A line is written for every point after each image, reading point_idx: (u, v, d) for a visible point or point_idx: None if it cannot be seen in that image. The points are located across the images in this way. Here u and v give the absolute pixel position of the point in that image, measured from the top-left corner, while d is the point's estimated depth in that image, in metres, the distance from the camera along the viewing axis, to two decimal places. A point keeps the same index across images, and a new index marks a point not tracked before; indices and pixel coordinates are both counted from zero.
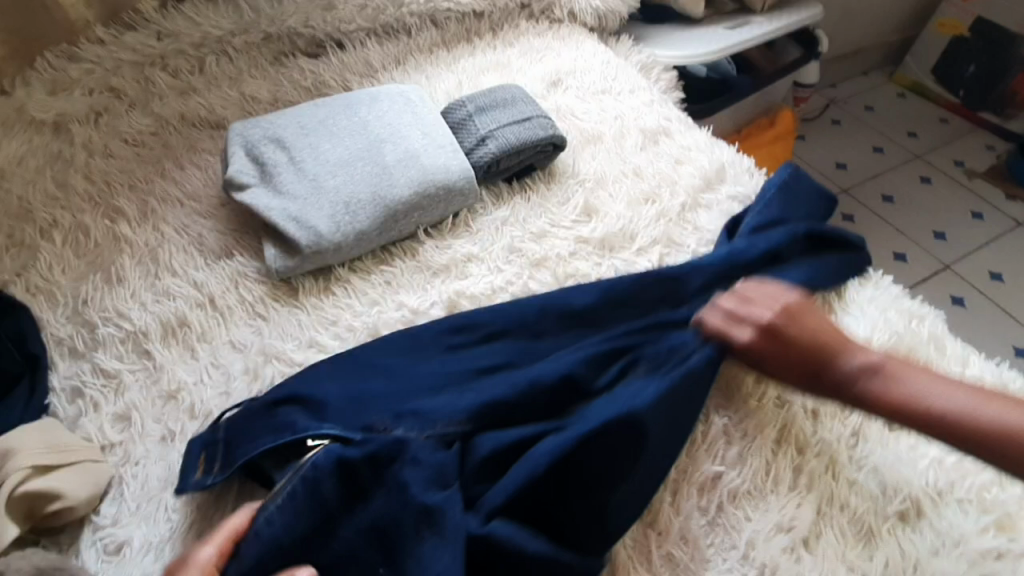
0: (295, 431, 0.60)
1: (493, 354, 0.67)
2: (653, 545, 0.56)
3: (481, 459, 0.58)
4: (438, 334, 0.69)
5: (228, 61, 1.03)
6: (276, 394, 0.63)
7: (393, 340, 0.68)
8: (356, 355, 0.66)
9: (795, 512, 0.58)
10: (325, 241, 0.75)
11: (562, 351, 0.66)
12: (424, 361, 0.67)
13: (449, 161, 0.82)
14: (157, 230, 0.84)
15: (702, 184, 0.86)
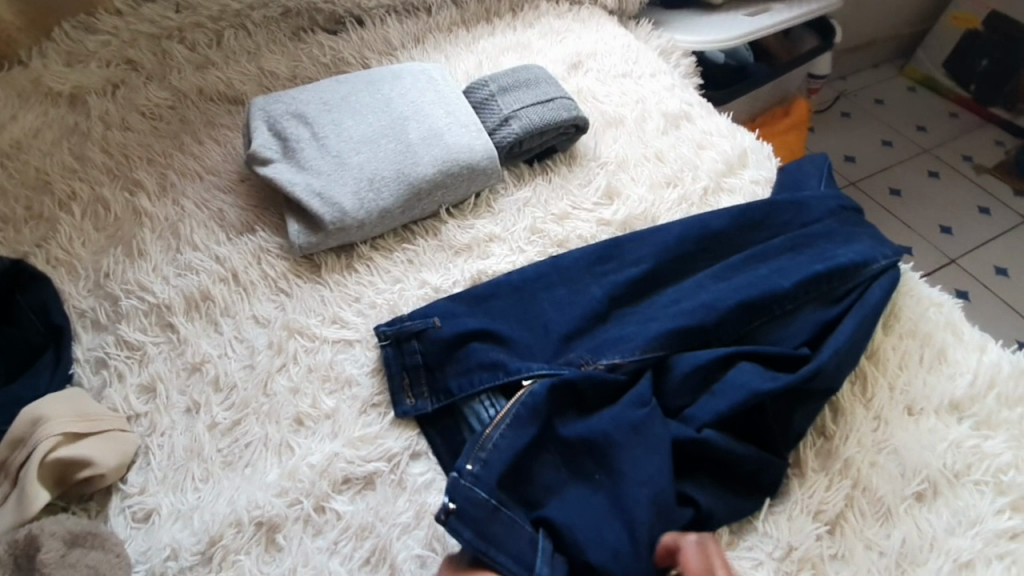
0: (451, 394, 0.66)
1: (598, 299, 0.70)
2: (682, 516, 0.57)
3: (682, 377, 0.63)
4: (546, 277, 0.72)
5: (246, 36, 1.02)
6: (409, 354, 0.68)
7: (495, 294, 0.71)
8: (460, 309, 0.70)
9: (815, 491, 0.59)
10: (349, 218, 0.75)
11: (695, 285, 0.70)
12: (537, 311, 0.70)
13: (473, 141, 0.81)
14: (177, 204, 0.84)
15: (724, 169, 0.86)
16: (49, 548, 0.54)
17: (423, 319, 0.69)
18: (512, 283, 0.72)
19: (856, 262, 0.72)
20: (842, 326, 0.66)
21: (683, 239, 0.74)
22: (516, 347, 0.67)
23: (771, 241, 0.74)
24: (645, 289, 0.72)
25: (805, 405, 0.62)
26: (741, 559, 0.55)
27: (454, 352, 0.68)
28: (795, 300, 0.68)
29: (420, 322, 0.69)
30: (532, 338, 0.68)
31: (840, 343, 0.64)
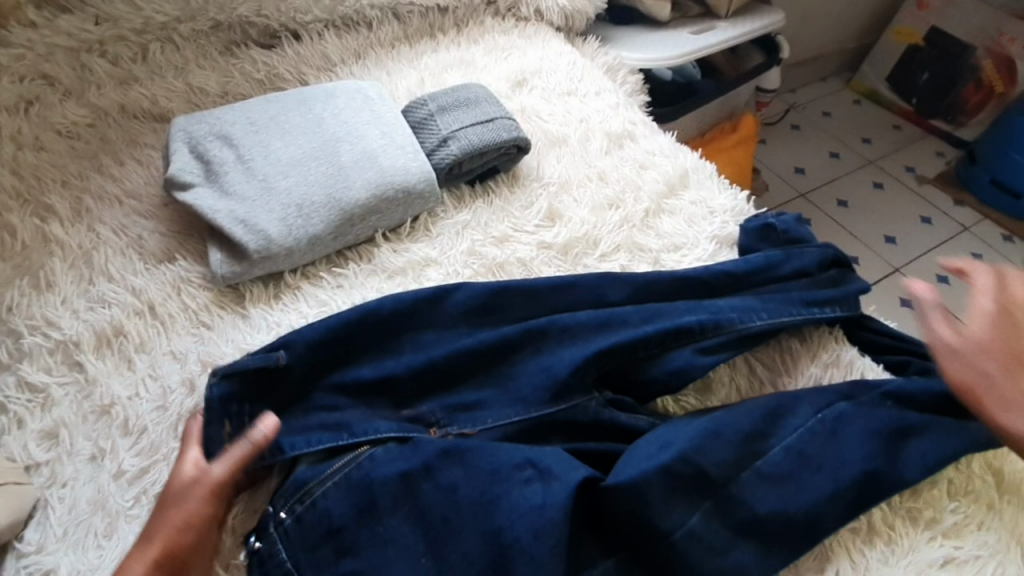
0: (281, 454, 0.57)
1: (477, 343, 0.65)
2: None
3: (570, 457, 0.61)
4: (432, 301, 0.68)
5: (174, 49, 0.97)
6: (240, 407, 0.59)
7: (346, 337, 0.64)
8: (309, 351, 0.62)
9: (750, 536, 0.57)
10: (275, 246, 0.71)
11: (564, 332, 0.67)
12: (410, 342, 0.66)
13: (409, 163, 0.78)
14: (92, 231, 0.78)
15: (665, 190, 0.85)
16: None
17: (264, 356, 0.61)
18: (378, 315, 0.66)
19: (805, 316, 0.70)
20: (749, 406, 0.61)
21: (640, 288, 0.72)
22: (369, 406, 0.62)
23: (662, 282, 0.73)
24: (554, 337, 0.67)
25: (704, 513, 0.54)
26: None
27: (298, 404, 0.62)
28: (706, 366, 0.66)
29: (262, 358, 0.60)
30: (372, 381, 0.63)
31: (744, 433, 0.58)
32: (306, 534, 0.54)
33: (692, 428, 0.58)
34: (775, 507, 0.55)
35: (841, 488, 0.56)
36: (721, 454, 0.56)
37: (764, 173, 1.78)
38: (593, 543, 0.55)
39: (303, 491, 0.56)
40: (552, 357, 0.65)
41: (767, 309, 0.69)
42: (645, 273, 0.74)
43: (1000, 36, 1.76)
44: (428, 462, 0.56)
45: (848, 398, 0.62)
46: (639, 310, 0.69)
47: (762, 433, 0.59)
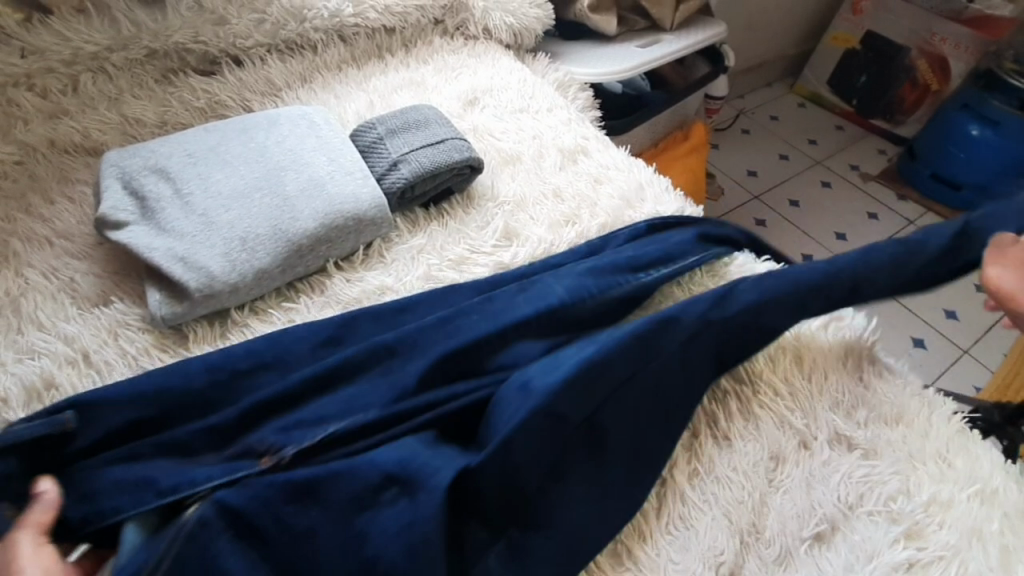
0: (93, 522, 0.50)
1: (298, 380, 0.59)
2: None
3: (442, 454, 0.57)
4: (262, 347, 0.63)
5: (106, 80, 0.93)
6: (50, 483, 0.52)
7: (160, 394, 0.57)
8: (122, 407, 0.56)
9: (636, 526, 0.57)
10: (218, 283, 0.68)
11: (429, 355, 0.63)
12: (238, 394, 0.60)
13: (359, 189, 0.76)
14: (19, 275, 0.73)
15: (622, 205, 0.84)
16: None
17: (45, 423, 0.52)
18: (203, 372, 0.59)
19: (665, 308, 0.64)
20: (573, 360, 0.58)
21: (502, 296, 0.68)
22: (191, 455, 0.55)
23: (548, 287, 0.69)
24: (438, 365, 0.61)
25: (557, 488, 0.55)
26: None
27: (105, 453, 0.55)
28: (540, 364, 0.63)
29: (44, 426, 0.52)
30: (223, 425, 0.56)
31: (570, 382, 0.55)
32: None
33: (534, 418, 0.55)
34: (622, 478, 0.57)
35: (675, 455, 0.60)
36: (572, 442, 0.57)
37: (719, 177, 1.82)
38: (476, 530, 0.53)
39: None
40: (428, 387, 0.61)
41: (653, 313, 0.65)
42: (529, 282, 0.70)
43: (930, 37, 1.83)
44: (285, 506, 0.49)
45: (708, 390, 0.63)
46: (490, 330, 0.64)
47: (605, 398, 0.56)
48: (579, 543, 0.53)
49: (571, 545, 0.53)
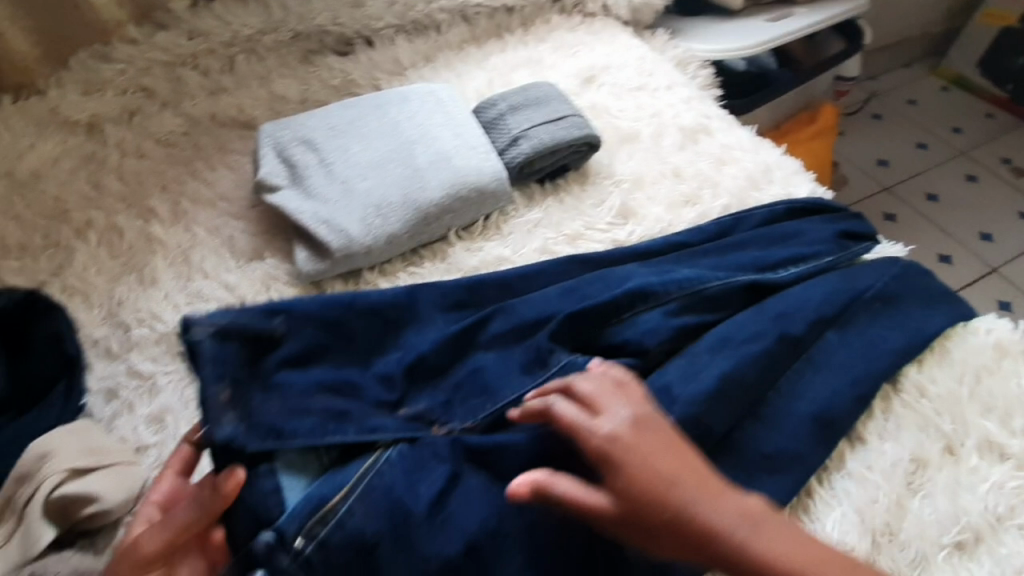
0: (275, 439, 0.54)
1: (438, 338, 0.63)
2: None
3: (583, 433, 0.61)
4: (405, 302, 0.67)
5: (257, 60, 1.03)
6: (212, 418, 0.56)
7: (320, 347, 0.61)
8: (298, 359, 0.61)
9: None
10: (356, 244, 0.74)
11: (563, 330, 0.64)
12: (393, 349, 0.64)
13: (482, 163, 0.79)
14: (189, 231, 0.85)
15: (746, 185, 0.81)
16: None
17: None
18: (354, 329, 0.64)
19: (815, 323, 0.64)
20: (710, 369, 0.60)
21: (622, 277, 0.70)
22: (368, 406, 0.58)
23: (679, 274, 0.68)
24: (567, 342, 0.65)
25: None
26: None
27: (297, 386, 0.58)
28: (663, 342, 0.64)
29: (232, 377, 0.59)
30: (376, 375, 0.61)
31: (711, 392, 0.58)
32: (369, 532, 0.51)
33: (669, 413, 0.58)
34: (764, 468, 0.57)
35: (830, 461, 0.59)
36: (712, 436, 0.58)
37: (843, 167, 1.67)
38: None
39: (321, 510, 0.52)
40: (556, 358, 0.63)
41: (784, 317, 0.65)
42: (653, 267, 0.71)
43: None
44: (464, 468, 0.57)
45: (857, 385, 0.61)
46: (605, 305, 0.65)
47: (749, 410, 0.60)
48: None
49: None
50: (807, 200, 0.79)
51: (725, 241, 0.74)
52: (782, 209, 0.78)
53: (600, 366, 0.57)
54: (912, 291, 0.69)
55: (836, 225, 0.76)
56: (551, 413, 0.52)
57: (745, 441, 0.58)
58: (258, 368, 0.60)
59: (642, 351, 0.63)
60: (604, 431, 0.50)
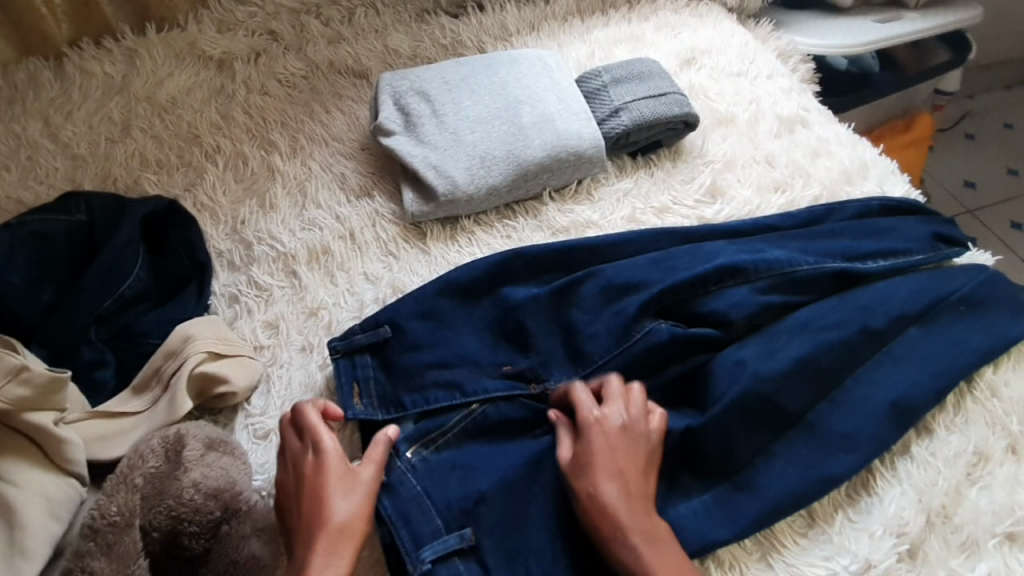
0: (404, 407, 0.66)
1: (534, 296, 0.71)
2: (806, 551, 0.57)
3: (662, 391, 0.66)
4: (507, 256, 0.74)
5: (375, 15, 1.10)
6: (360, 367, 0.68)
7: (436, 296, 0.71)
8: (414, 307, 0.71)
9: (838, 493, 0.60)
10: (460, 192, 0.81)
11: (654, 295, 0.68)
12: (493, 301, 0.72)
13: (582, 130, 0.84)
14: (305, 165, 0.93)
15: (840, 178, 0.84)
16: (191, 448, 0.59)
17: (374, 333, 0.69)
18: (461, 281, 0.72)
19: (896, 319, 0.66)
20: (789, 350, 0.64)
21: (711, 253, 0.73)
22: (474, 364, 0.68)
23: (772, 254, 0.71)
24: (653, 306, 0.68)
25: (774, 445, 0.61)
26: (813, 568, 0.56)
27: (416, 353, 0.68)
28: (747, 316, 0.67)
29: (372, 336, 0.69)
30: (479, 324, 0.71)
31: (786, 372, 0.62)
32: (461, 454, 0.63)
33: (744, 381, 0.62)
34: (834, 444, 0.60)
35: (896, 451, 0.61)
36: (783, 408, 0.62)
37: (927, 183, 1.62)
38: (689, 478, 0.61)
39: (425, 437, 0.64)
40: (642, 319, 0.68)
41: (868, 308, 0.67)
42: (741, 245, 0.74)
43: None
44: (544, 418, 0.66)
45: (936, 381, 0.63)
46: (695, 275, 0.69)
47: (822, 392, 0.63)
48: (792, 502, 0.58)
49: (783, 504, 0.58)
50: (903, 202, 0.81)
51: (815, 230, 0.77)
52: (875, 208, 0.80)
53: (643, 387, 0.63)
54: (1001, 298, 0.70)
55: (931, 228, 0.77)
56: (572, 393, 0.63)
57: (817, 420, 0.62)
58: (392, 327, 0.70)
59: (726, 322, 0.67)
60: (594, 414, 0.60)
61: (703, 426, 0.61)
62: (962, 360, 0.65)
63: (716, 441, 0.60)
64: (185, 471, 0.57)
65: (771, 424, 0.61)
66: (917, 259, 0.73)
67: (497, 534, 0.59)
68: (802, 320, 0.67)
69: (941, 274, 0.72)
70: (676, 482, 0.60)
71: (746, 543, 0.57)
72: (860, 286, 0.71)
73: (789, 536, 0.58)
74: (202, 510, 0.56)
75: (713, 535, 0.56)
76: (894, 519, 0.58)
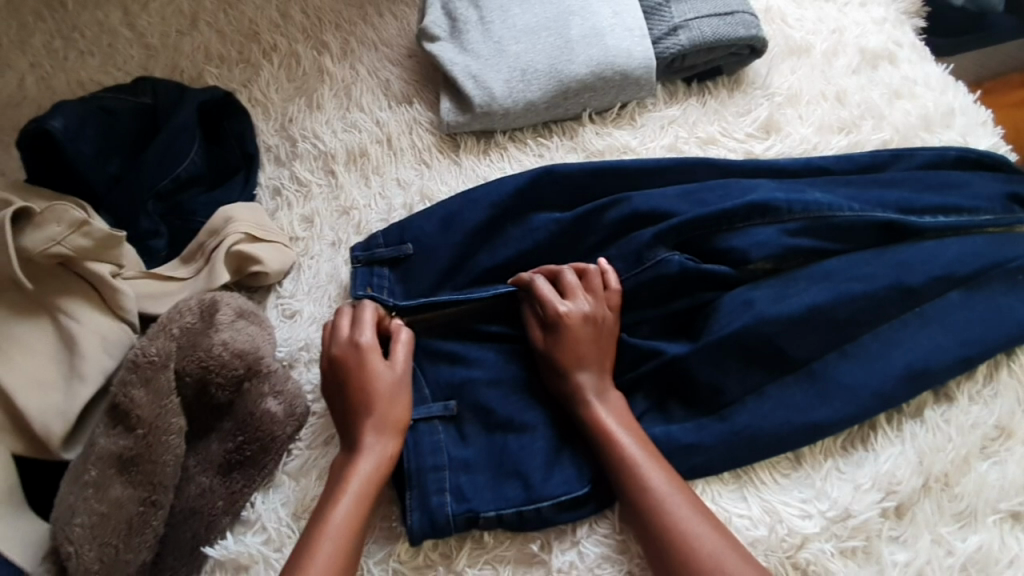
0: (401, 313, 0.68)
1: (555, 219, 0.70)
2: (788, 492, 0.56)
3: (664, 322, 0.65)
4: (535, 174, 0.72)
5: None
6: (376, 277, 0.69)
7: (459, 205, 0.71)
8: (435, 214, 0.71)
9: (831, 443, 0.58)
10: (496, 104, 0.80)
11: (673, 228, 0.66)
12: (514, 222, 0.72)
13: (633, 47, 0.79)
14: (353, 68, 0.93)
15: (918, 124, 0.77)
16: (224, 313, 0.65)
17: (396, 248, 0.70)
18: (485, 194, 0.72)
19: (939, 278, 0.62)
20: (805, 296, 0.61)
21: (748, 189, 0.69)
22: (488, 273, 0.70)
23: (811, 197, 0.66)
24: (671, 239, 0.66)
25: (768, 386, 0.59)
26: (789, 507, 0.55)
27: (433, 257, 0.70)
28: (770, 256, 0.64)
29: (394, 251, 0.70)
30: (499, 239, 0.71)
31: (795, 317, 0.60)
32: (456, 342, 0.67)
33: (747, 318, 0.60)
34: (837, 395, 0.58)
35: (902, 409, 0.59)
36: (788, 355, 0.60)
37: None
38: (676, 406, 0.61)
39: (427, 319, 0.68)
40: (656, 250, 0.65)
41: (908, 263, 0.63)
42: (783, 184, 0.69)
43: None
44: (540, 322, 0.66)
45: (965, 348, 0.60)
46: (723, 210, 0.65)
47: (834, 342, 0.60)
48: (772, 442, 0.57)
49: (760, 442, 0.57)
50: (984, 156, 0.73)
51: (872, 178, 0.70)
52: (951, 158, 0.73)
53: (603, 266, 0.65)
54: None
55: (1008, 186, 0.70)
56: (540, 284, 0.64)
57: (822, 370, 0.59)
58: (414, 247, 0.70)
59: (744, 261, 0.64)
60: (560, 310, 0.62)
61: (696, 360, 0.60)
62: (1001, 331, 0.61)
63: (706, 375, 0.60)
64: (216, 330, 0.64)
65: (772, 368, 0.60)
66: (983, 219, 0.67)
67: (479, 429, 0.62)
68: (827, 269, 0.63)
69: (1004, 241, 0.65)
70: (660, 408, 0.62)
71: (723, 475, 0.58)
72: (908, 241, 0.65)
73: (770, 476, 0.57)
74: (228, 365, 0.63)
75: (686, 461, 0.57)
76: (887, 476, 0.56)
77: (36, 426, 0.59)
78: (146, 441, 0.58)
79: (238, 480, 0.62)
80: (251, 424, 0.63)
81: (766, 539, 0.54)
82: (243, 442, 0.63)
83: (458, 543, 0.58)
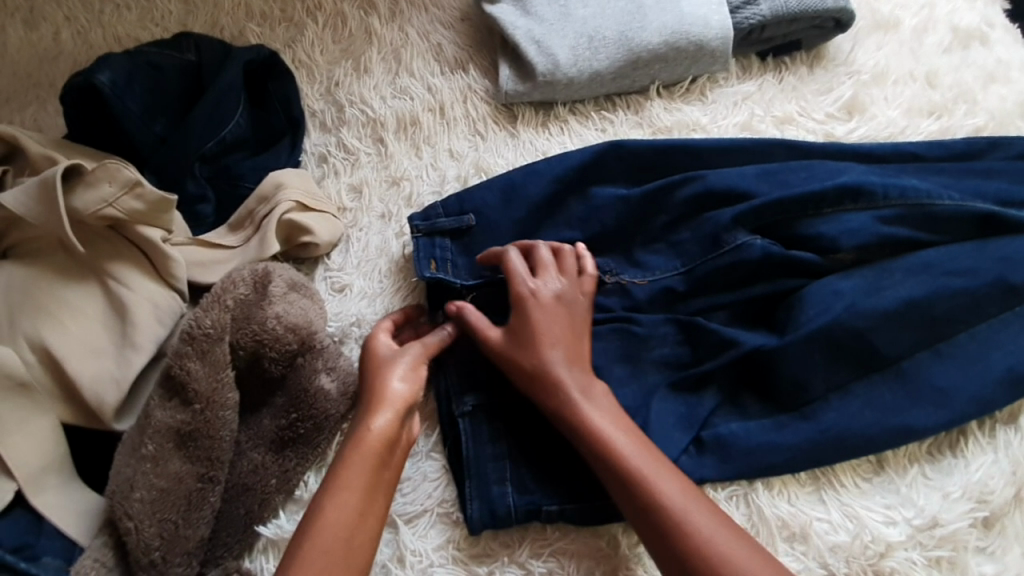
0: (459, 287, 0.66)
1: (622, 196, 0.66)
2: (871, 497, 0.54)
3: (742, 310, 0.61)
4: (602, 150, 0.68)
5: None
6: (439, 249, 0.67)
7: (520, 178, 0.67)
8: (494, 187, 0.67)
9: (918, 449, 0.55)
10: (560, 73, 0.75)
11: (754, 210, 0.62)
12: (578, 198, 0.68)
13: (709, 15, 0.74)
14: (402, 30, 0.88)
15: (1014, 111, 0.72)
16: (277, 285, 0.62)
17: (458, 219, 0.67)
18: (549, 169, 0.68)
19: None
20: (898, 290, 0.57)
21: (834, 172, 0.65)
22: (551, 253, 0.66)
23: (906, 184, 0.61)
24: (751, 222, 0.62)
25: (854, 384, 0.56)
26: (872, 513, 0.53)
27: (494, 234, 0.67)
28: (859, 245, 0.60)
29: (456, 221, 0.67)
30: (561, 216, 0.68)
31: (888, 312, 0.57)
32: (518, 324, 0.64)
33: (836, 309, 0.57)
34: (928, 397, 0.55)
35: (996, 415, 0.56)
36: (878, 352, 0.56)
37: None
38: (753, 400, 0.58)
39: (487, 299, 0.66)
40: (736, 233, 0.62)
41: (1011, 260, 0.59)
42: (872, 170, 0.65)
43: None
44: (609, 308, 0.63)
45: None
46: (810, 194, 0.61)
47: (927, 340, 0.57)
48: (859, 443, 0.54)
49: (846, 443, 0.54)
50: None
51: (968, 167, 0.65)
52: None
53: (579, 249, 0.63)
54: None
55: None
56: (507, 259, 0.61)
57: (913, 370, 0.56)
58: (477, 218, 0.67)
59: (831, 250, 0.60)
60: (529, 288, 0.59)
61: (780, 352, 0.57)
62: None
63: (790, 370, 0.57)
64: (270, 303, 0.62)
65: (858, 365, 0.56)
66: None
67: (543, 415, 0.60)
68: (922, 262, 0.59)
69: None
70: (737, 402, 0.58)
71: (802, 476, 0.55)
72: (1008, 235, 0.60)
73: (852, 480, 0.55)
74: (282, 340, 0.61)
75: (765, 459, 0.55)
76: (976, 484, 0.53)
77: (89, 395, 0.58)
78: (203, 416, 0.56)
79: (292, 459, 0.60)
80: (304, 401, 0.61)
81: (847, 544, 0.52)
82: (297, 419, 0.61)
83: (521, 532, 0.56)
